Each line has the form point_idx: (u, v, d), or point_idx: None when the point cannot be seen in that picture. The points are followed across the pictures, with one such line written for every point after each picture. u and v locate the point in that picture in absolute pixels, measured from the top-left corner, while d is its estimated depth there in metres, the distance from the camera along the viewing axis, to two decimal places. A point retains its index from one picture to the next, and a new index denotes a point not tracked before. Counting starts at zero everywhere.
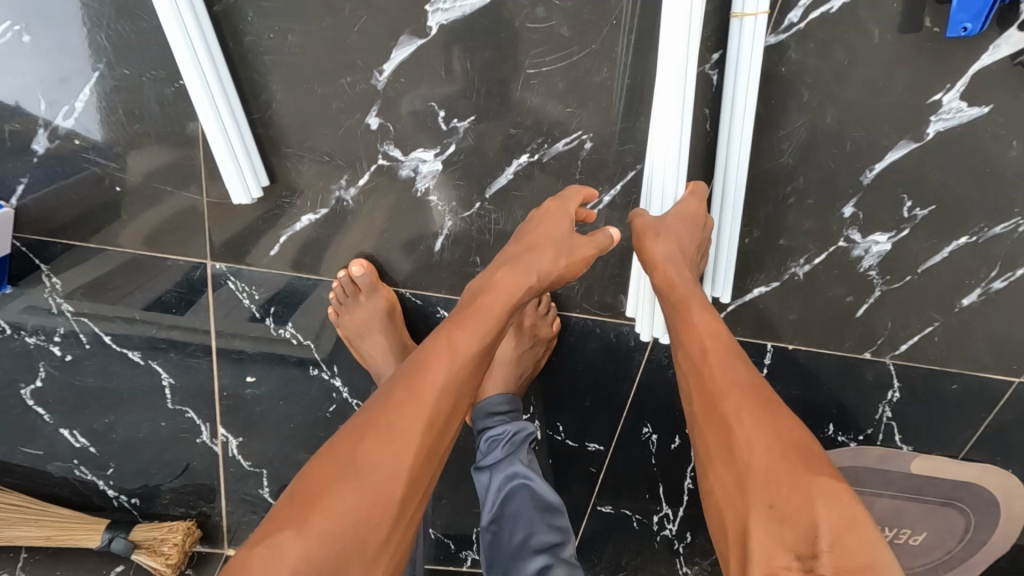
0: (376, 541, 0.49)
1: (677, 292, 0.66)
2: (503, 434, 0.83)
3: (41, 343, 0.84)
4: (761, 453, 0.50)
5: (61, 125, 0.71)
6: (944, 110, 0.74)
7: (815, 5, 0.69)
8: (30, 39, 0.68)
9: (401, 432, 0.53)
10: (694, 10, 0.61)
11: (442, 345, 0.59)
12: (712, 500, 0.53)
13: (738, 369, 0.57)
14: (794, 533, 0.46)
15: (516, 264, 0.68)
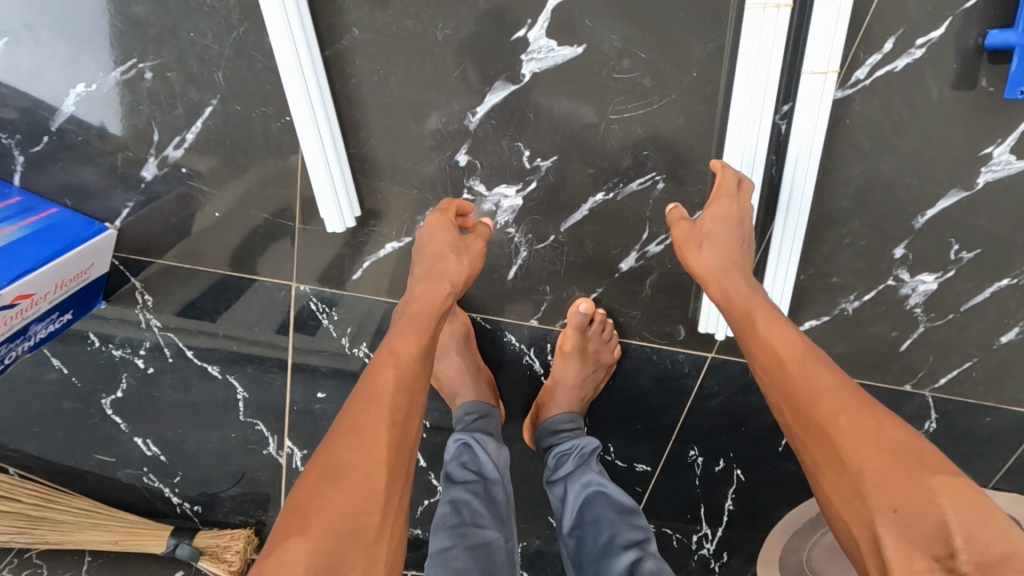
0: (374, 527, 0.50)
1: (740, 306, 0.66)
2: (570, 449, 0.84)
3: (126, 355, 0.88)
4: (867, 453, 0.50)
5: (171, 155, 0.74)
6: (994, 162, 0.79)
7: (881, 64, 0.73)
8: (151, 75, 0.70)
9: (361, 431, 0.55)
10: (772, 70, 0.66)
11: (386, 356, 0.61)
12: (831, 511, 0.51)
13: (825, 374, 0.57)
14: (927, 535, 0.45)
15: (424, 281, 0.70)
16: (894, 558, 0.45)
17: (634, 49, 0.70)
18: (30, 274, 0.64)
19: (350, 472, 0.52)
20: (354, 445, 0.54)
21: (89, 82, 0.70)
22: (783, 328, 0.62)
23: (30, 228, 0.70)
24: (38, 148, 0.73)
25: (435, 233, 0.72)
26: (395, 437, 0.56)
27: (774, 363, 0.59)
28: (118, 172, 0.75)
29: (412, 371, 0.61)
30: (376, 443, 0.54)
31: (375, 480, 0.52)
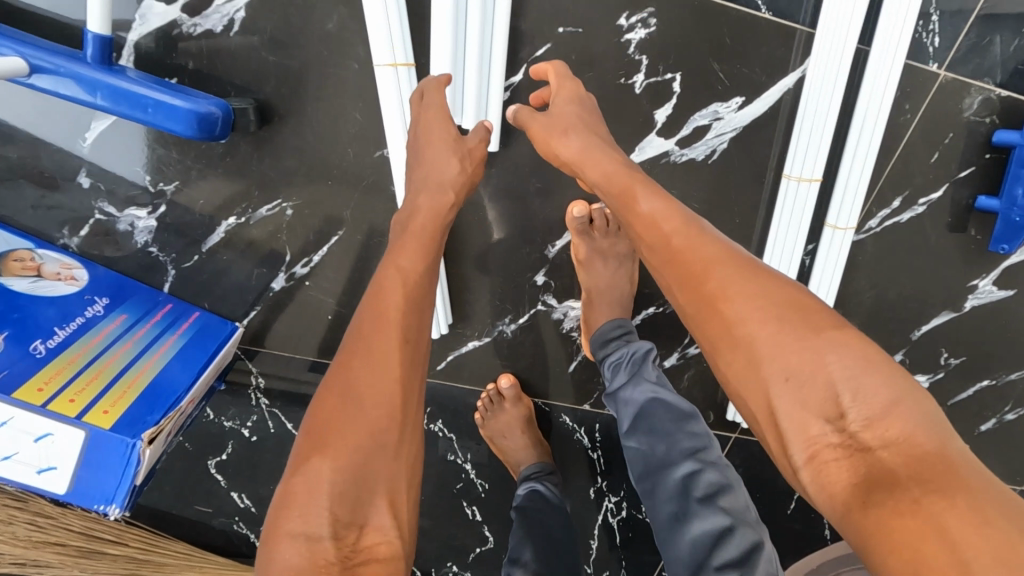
0: (393, 444, 0.56)
1: (619, 185, 0.65)
2: (623, 356, 0.83)
3: (234, 426, 1.01)
4: (758, 325, 0.53)
5: (298, 272, 0.87)
6: (979, 291, 0.95)
7: (890, 216, 0.88)
8: (292, 213, 0.83)
9: (372, 351, 0.58)
10: (800, 228, 0.82)
11: (391, 272, 0.63)
12: (727, 384, 0.55)
13: (705, 245, 0.58)
14: (819, 398, 0.49)
15: (426, 190, 0.70)
16: (791, 425, 0.50)
17: (689, 200, 0.84)
18: (194, 385, 0.78)
19: (360, 388, 0.57)
20: (369, 363, 0.58)
21: (238, 215, 0.84)
22: (663, 207, 0.62)
23: (187, 336, 0.83)
24: (188, 264, 0.86)
25: (437, 131, 0.69)
26: (406, 352, 0.60)
27: (659, 244, 0.60)
28: (254, 284, 0.88)
29: (420, 281, 0.64)
30: (391, 360, 0.58)
31: (391, 390, 0.57)
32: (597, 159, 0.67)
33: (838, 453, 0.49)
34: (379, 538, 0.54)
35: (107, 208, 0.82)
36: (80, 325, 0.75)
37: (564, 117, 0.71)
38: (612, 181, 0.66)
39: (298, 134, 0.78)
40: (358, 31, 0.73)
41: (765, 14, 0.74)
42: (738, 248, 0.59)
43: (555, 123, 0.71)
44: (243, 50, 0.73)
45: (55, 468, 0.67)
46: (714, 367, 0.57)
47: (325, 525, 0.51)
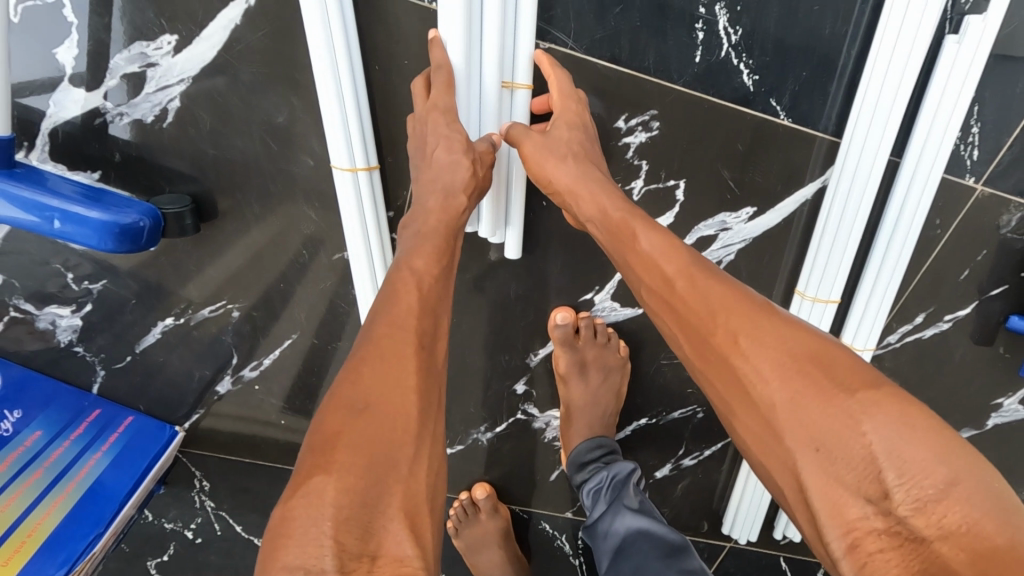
0: (408, 460, 0.41)
1: (613, 216, 0.56)
2: (602, 482, 0.73)
3: (176, 527, 0.91)
4: (774, 382, 0.43)
5: (247, 375, 0.78)
6: (1004, 409, 0.85)
7: (912, 331, 0.79)
8: (238, 314, 0.73)
9: (378, 355, 0.45)
10: None
11: (405, 275, 0.52)
12: (747, 451, 0.45)
13: (712, 290, 0.48)
14: (855, 471, 0.39)
15: (442, 181, 0.57)
16: (825, 510, 0.39)
17: None
18: (114, 519, 0.68)
19: (369, 396, 0.43)
20: (382, 365, 0.44)
21: (177, 315, 0.73)
22: (668, 245, 0.52)
23: (112, 453, 0.72)
24: (120, 364, 0.75)
25: (440, 144, 0.57)
26: (424, 363, 0.46)
27: (660, 286, 0.51)
28: (196, 386, 0.78)
29: (433, 289, 0.52)
30: (404, 367, 0.45)
31: (409, 402, 0.43)
32: (597, 192, 0.57)
33: (884, 544, 0.37)
34: (401, 569, 0.38)
35: (24, 305, 0.71)
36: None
37: (561, 141, 0.58)
38: (613, 206, 0.56)
39: (243, 232, 0.68)
40: (313, 124, 0.62)
41: (784, 120, 0.64)
42: (748, 291, 0.49)
43: (550, 145, 0.58)
44: (175, 141, 0.62)
45: None
46: (731, 430, 0.47)
47: (328, 556, 0.36)
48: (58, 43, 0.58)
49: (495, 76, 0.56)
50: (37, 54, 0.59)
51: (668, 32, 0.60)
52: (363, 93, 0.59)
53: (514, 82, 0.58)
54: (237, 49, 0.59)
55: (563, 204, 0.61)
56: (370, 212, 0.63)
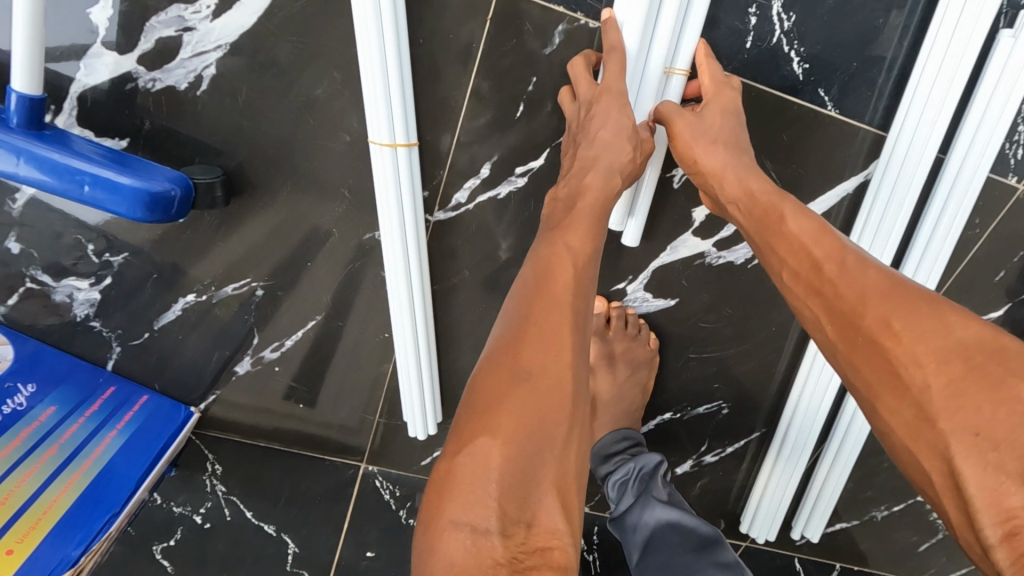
0: (563, 436, 0.43)
1: (759, 199, 0.55)
2: (629, 473, 0.71)
3: (184, 512, 0.89)
4: (932, 368, 0.42)
5: (268, 357, 0.76)
6: None
7: None
8: (263, 292, 0.71)
9: (535, 333, 0.47)
10: None
11: (557, 251, 0.52)
12: (890, 437, 0.44)
13: (867, 274, 0.47)
14: (1020, 461, 0.38)
15: (598, 167, 0.56)
16: (980, 494, 0.39)
17: (721, 306, 0.74)
18: (126, 504, 0.66)
19: (528, 373, 0.45)
20: (541, 343, 0.46)
21: (198, 292, 0.71)
22: (816, 227, 0.51)
23: (128, 433, 0.70)
24: (136, 342, 0.73)
25: (607, 125, 0.56)
26: (578, 344, 0.47)
27: (804, 266, 0.51)
28: (213, 367, 0.76)
29: (586, 267, 0.52)
30: (562, 347, 0.46)
31: (558, 378, 0.45)
32: (741, 175, 0.57)
33: None
34: (553, 540, 0.41)
35: (41, 276, 0.68)
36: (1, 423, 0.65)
37: (711, 127, 0.57)
38: (753, 192, 0.56)
39: (272, 209, 0.66)
40: (352, 99, 0.61)
41: (831, 111, 0.63)
42: (905, 278, 0.47)
43: (702, 126, 0.57)
44: (209, 111, 0.61)
45: None
46: (872, 414, 0.46)
47: (492, 517, 0.40)
48: (93, 4, 0.56)
49: (660, 61, 0.57)
50: (68, 13, 0.56)
51: (719, 18, 0.59)
52: (408, 67, 0.57)
53: (674, 67, 0.58)
54: (279, 18, 0.57)
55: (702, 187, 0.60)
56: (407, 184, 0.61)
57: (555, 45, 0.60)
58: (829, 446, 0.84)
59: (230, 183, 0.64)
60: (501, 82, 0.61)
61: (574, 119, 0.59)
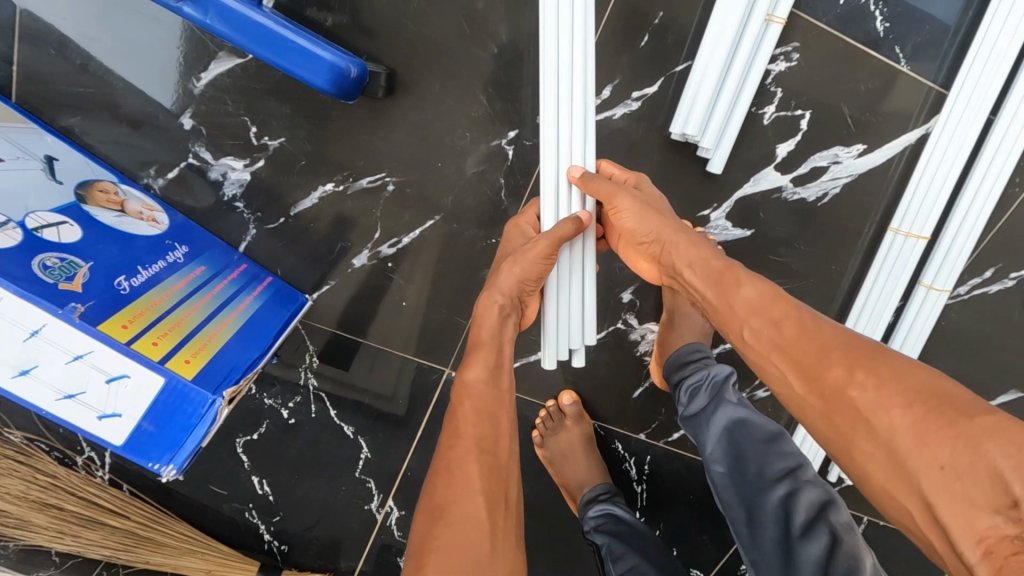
0: (484, 553, 0.53)
1: (716, 265, 0.64)
2: (703, 380, 0.75)
3: (274, 405, 0.97)
4: (895, 412, 0.45)
5: (384, 252, 0.85)
6: None
7: (979, 285, 0.88)
8: (393, 188, 0.82)
9: (454, 485, 0.57)
10: (906, 268, 0.79)
11: (457, 384, 0.64)
12: (872, 484, 0.47)
13: (826, 329, 0.53)
14: (983, 487, 0.40)
15: (508, 267, 0.67)
16: (957, 526, 0.41)
17: (791, 240, 0.83)
18: (252, 368, 0.72)
19: (448, 508, 0.56)
20: (446, 478, 0.58)
21: (337, 182, 0.82)
22: (775, 297, 0.58)
23: (262, 299, 0.79)
24: (271, 226, 0.83)
25: (521, 231, 0.72)
26: (485, 458, 0.59)
27: (772, 330, 0.56)
28: (334, 258, 0.85)
29: (488, 394, 0.63)
30: (468, 473, 0.58)
31: (474, 506, 0.56)
32: (692, 242, 0.67)
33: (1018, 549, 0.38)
34: None
35: (202, 154, 0.79)
36: (161, 268, 0.70)
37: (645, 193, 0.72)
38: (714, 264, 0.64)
39: (416, 108, 0.78)
40: (504, 17, 0.74)
41: (904, 67, 0.75)
42: (860, 336, 0.52)
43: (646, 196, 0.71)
44: (390, 16, 0.74)
45: (118, 414, 0.61)
46: (853, 466, 0.49)
47: None
48: None
49: (765, 9, 0.68)
50: None
51: None
52: None
53: (774, 16, 0.70)
54: None
55: (657, 252, 0.69)
56: (581, 100, 0.66)
57: None
58: None
59: (391, 81, 0.76)
60: (625, 23, 0.75)
61: (511, 241, 0.72)
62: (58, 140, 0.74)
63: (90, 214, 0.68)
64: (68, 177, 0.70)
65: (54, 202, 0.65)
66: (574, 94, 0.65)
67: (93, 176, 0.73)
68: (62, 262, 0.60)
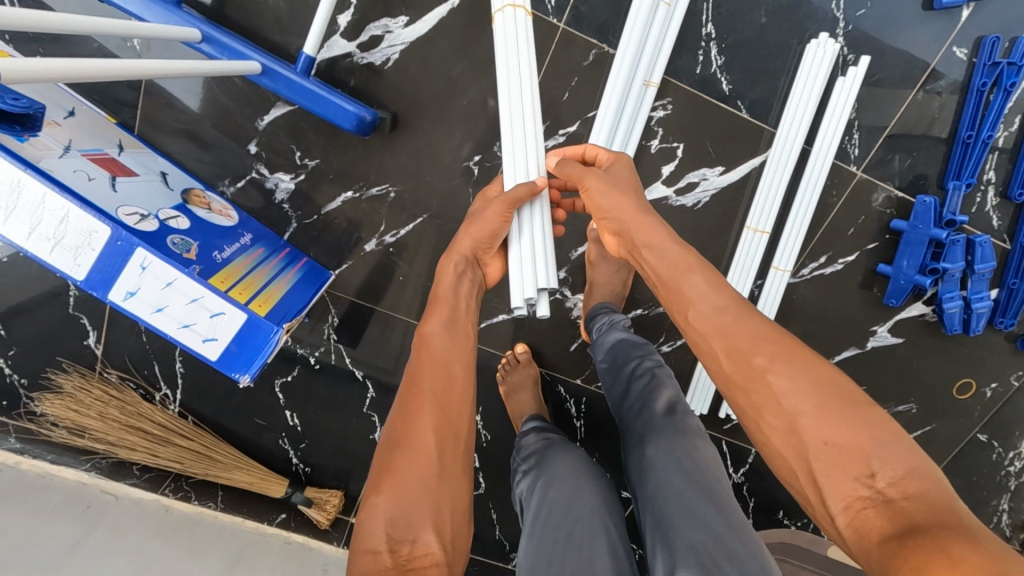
0: (432, 475, 0.72)
1: (673, 259, 0.79)
2: (602, 321, 1.11)
3: (304, 354, 1.30)
4: (803, 398, 0.65)
5: (387, 240, 1.18)
6: (879, 335, 1.28)
7: (817, 268, 1.22)
8: (395, 195, 1.16)
9: (411, 423, 0.74)
10: (756, 254, 1.13)
11: (420, 340, 0.82)
12: (772, 447, 0.67)
13: (759, 326, 0.70)
14: (853, 462, 0.61)
15: (470, 228, 0.91)
16: (829, 486, 0.61)
17: (676, 234, 1.17)
18: (296, 317, 1.04)
19: (405, 441, 0.73)
20: (404, 418, 0.75)
21: (354, 191, 1.15)
22: (721, 294, 0.74)
23: (300, 272, 1.12)
24: (308, 220, 1.17)
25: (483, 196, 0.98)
26: (436, 403, 0.76)
27: (717, 323, 0.72)
28: (351, 244, 1.19)
29: (444, 349, 0.81)
30: (423, 414, 0.75)
31: (426, 439, 0.73)
32: (653, 238, 0.82)
33: (867, 504, 0.60)
34: (426, 549, 0.68)
35: (262, 169, 1.14)
36: (240, 245, 1.05)
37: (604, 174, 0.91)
38: (669, 255, 0.80)
39: (411, 139, 1.12)
40: (472, 78, 1.08)
41: (744, 114, 1.11)
42: (785, 332, 0.70)
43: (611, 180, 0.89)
44: (393, 77, 1.08)
45: (216, 339, 0.95)
46: (757, 431, 0.68)
47: (383, 539, 0.68)
48: (342, 13, 1.04)
49: (643, 77, 1.03)
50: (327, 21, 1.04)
51: (681, 55, 1.08)
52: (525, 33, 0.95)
53: (651, 81, 1.04)
54: (439, 33, 1.06)
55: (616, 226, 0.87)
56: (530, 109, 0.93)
57: (590, 61, 1.06)
58: None
59: (394, 121, 1.10)
60: (555, 79, 1.08)
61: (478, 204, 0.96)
62: (166, 161, 1.08)
63: (192, 210, 1.02)
64: (176, 187, 1.04)
65: (170, 202, 0.99)
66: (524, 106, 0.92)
67: (190, 185, 1.07)
68: (183, 240, 0.94)
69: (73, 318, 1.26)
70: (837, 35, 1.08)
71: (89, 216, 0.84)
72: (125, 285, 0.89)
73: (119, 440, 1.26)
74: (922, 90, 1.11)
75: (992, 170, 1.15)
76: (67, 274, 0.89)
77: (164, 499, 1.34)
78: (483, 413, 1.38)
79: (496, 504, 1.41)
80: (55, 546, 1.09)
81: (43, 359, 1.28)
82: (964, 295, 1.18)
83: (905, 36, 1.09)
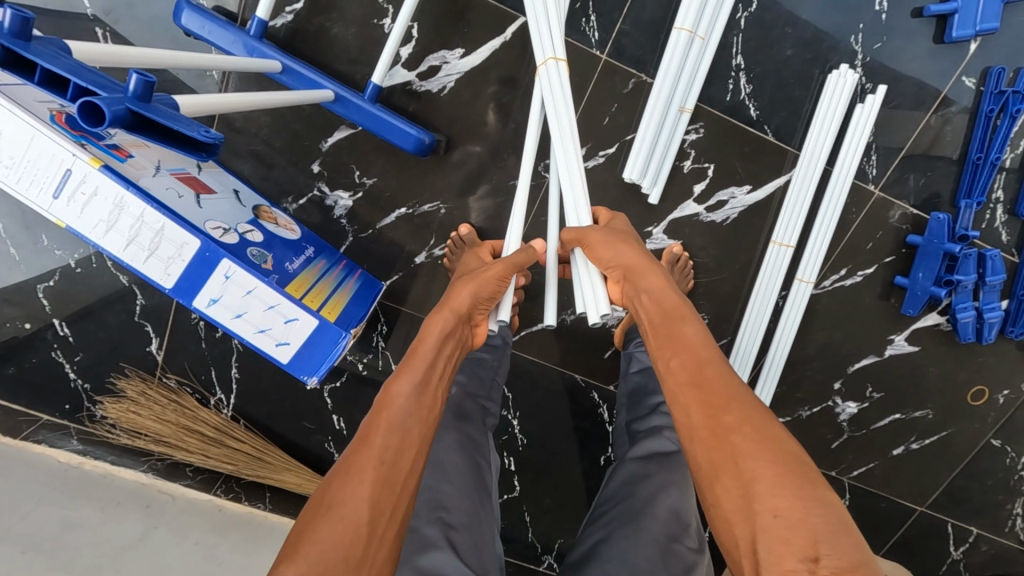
0: (356, 555, 0.65)
1: (670, 314, 0.88)
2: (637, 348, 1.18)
3: (353, 361, 1.36)
4: (762, 465, 0.69)
5: (436, 252, 1.27)
6: (895, 344, 1.36)
7: (834, 281, 1.31)
8: (445, 211, 1.24)
9: (350, 482, 0.70)
10: (778, 266, 1.20)
11: (381, 396, 0.80)
12: (720, 507, 0.71)
13: (736, 386, 0.77)
14: (800, 542, 0.63)
15: (464, 285, 0.98)
16: (769, 559, 0.64)
17: (708, 247, 1.26)
18: (355, 325, 1.14)
19: (336, 503, 0.68)
20: (340, 483, 0.70)
21: (407, 208, 1.24)
22: (703, 355, 0.82)
23: (358, 281, 1.21)
24: (364, 234, 1.25)
25: (468, 257, 1.12)
26: (380, 471, 0.71)
27: (697, 375, 0.79)
28: (404, 257, 1.27)
29: (402, 404, 0.79)
30: (361, 479, 0.70)
31: (358, 510, 0.67)
32: (652, 297, 0.92)
33: None
34: None
35: (323, 188, 1.23)
36: (308, 256, 1.14)
37: (620, 233, 0.99)
38: (665, 309, 0.89)
39: (462, 160, 1.21)
40: (522, 104, 1.18)
41: (770, 136, 1.20)
42: (761, 403, 0.76)
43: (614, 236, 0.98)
44: (449, 104, 1.18)
45: (287, 343, 1.04)
46: (712, 491, 0.72)
47: None
48: (405, 45, 1.15)
49: (680, 103, 1.12)
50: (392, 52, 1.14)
51: (712, 84, 1.18)
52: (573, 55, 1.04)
53: (685, 106, 1.13)
54: (493, 64, 1.16)
55: (624, 276, 0.96)
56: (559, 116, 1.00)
57: (629, 88, 1.16)
58: (769, 363, 1.27)
59: (448, 144, 1.20)
60: (598, 104, 1.17)
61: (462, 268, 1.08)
62: (235, 179, 1.16)
63: (263, 224, 1.10)
64: (248, 203, 1.12)
65: (244, 217, 1.07)
66: (565, 118, 1.00)
67: (259, 203, 1.15)
68: (260, 252, 1.02)
69: (139, 326, 1.34)
70: (856, 66, 1.18)
71: (181, 229, 0.92)
72: (209, 293, 0.97)
73: (176, 442, 1.34)
74: (935, 115, 1.20)
75: (1001, 189, 1.24)
76: (156, 282, 0.97)
77: (217, 499, 1.39)
78: (520, 418, 1.46)
79: (530, 507, 1.48)
80: (122, 535, 1.16)
81: (109, 364, 1.36)
82: (977, 305, 1.25)
83: (920, 66, 1.18)
